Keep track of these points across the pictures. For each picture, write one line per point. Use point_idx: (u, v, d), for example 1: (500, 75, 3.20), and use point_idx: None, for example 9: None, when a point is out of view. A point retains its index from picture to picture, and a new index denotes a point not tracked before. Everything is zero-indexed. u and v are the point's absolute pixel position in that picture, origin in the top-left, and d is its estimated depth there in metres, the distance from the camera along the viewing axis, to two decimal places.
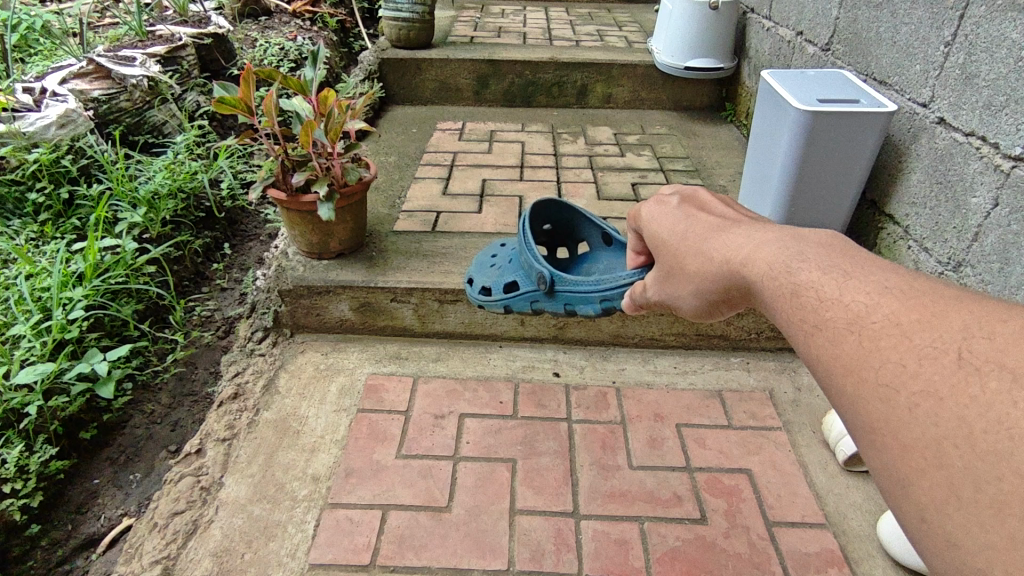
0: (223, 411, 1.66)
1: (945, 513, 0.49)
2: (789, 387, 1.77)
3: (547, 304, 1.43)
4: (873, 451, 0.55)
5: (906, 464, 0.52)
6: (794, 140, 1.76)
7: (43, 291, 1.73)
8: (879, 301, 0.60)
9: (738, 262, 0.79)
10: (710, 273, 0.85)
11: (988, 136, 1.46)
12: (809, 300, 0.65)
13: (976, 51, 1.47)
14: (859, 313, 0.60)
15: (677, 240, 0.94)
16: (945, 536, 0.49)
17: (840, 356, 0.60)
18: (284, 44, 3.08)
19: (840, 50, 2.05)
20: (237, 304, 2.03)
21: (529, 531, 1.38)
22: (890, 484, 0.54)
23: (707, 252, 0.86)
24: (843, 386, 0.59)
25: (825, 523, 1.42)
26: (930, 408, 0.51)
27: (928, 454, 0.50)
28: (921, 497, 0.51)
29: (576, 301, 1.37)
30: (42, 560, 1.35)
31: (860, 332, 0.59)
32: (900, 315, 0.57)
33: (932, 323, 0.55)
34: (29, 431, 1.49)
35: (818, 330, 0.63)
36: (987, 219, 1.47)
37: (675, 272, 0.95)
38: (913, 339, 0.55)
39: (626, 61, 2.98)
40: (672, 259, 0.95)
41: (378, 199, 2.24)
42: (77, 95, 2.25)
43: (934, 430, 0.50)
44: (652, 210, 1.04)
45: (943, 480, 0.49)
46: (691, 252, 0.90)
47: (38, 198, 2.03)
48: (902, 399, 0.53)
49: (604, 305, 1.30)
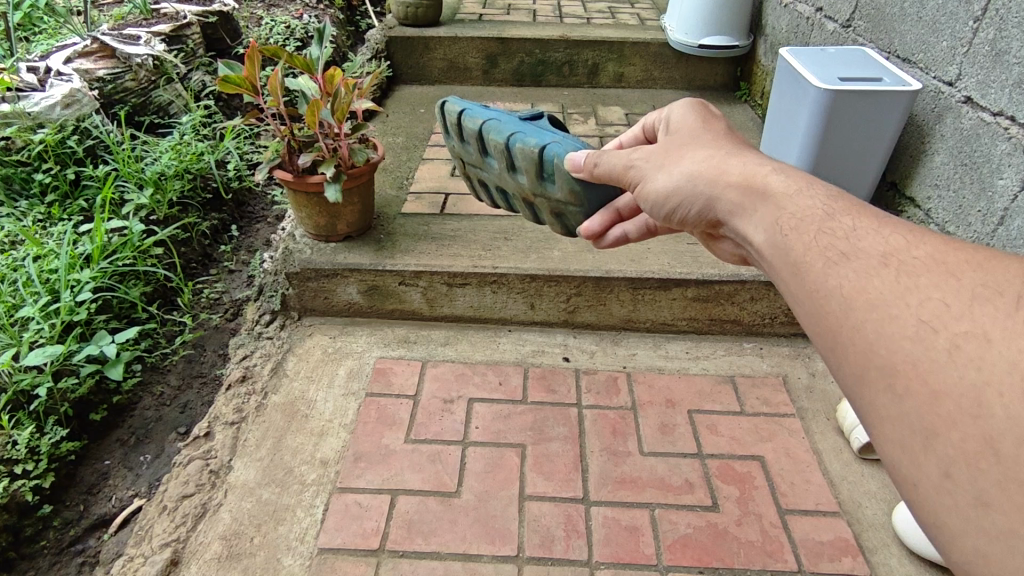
0: (231, 394, 1.66)
1: (978, 468, 0.51)
2: (803, 372, 1.75)
3: (505, 123, 1.23)
4: (890, 396, 0.57)
5: (934, 415, 0.54)
6: (811, 118, 1.72)
7: (50, 273, 1.72)
8: (917, 239, 0.65)
9: (762, 174, 0.85)
10: (725, 166, 0.89)
11: (1018, 115, 1.41)
12: (842, 226, 0.71)
13: (1007, 27, 1.42)
14: (898, 248, 0.65)
15: (706, 133, 0.98)
16: (974, 492, 0.51)
17: (866, 290, 0.63)
18: (290, 22, 3.02)
19: (862, 26, 1.99)
20: (245, 286, 2.01)
21: (539, 517, 1.37)
22: (909, 438, 0.56)
23: (736, 151, 0.91)
24: (863, 322, 0.62)
25: (839, 512, 1.40)
26: (975, 351, 0.54)
27: (964, 404, 0.52)
28: (949, 450, 0.53)
29: (529, 133, 1.21)
30: (55, 540, 1.36)
31: (896, 266, 0.63)
32: (946, 255, 0.62)
33: (983, 266, 0.59)
34: (40, 412, 1.49)
35: (845, 258, 0.67)
36: (1015, 202, 1.43)
37: (684, 151, 0.96)
38: (961, 277, 0.59)
39: (639, 38, 2.91)
40: (694, 141, 0.97)
41: (386, 180, 2.21)
42: (83, 75, 2.22)
43: (975, 374, 0.53)
44: (691, 101, 1.07)
45: (980, 433, 0.51)
46: (719, 145, 0.94)
47: (45, 179, 2.01)
48: (942, 339, 0.56)
49: (557, 147, 1.18)
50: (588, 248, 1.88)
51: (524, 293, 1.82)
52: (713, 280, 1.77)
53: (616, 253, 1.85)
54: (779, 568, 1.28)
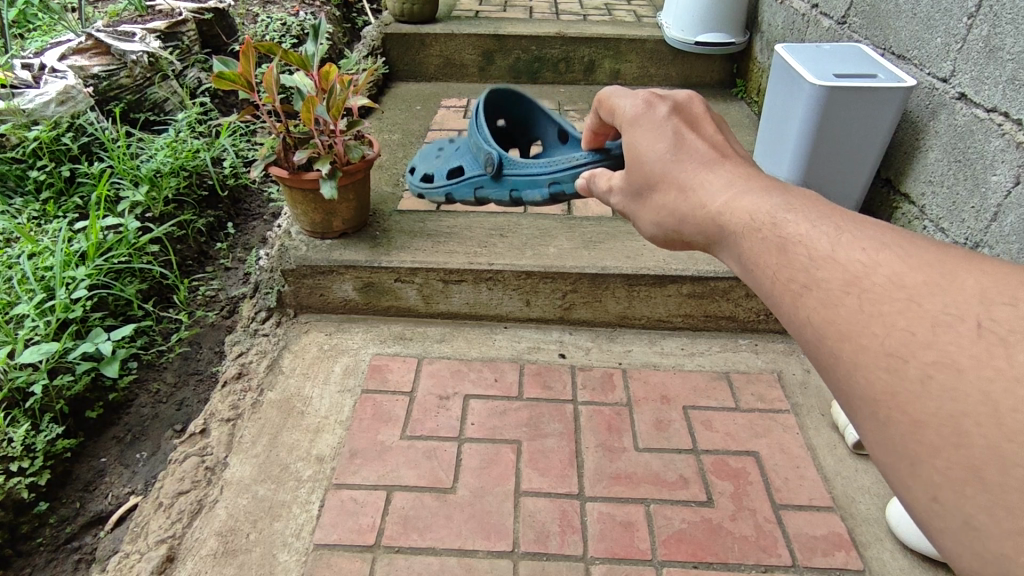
0: (227, 391, 1.66)
1: (963, 495, 0.44)
2: (798, 368, 1.75)
3: (495, 191, 1.56)
4: (871, 424, 0.51)
5: (916, 442, 0.47)
6: (806, 115, 1.72)
7: (45, 270, 1.72)
8: (876, 258, 0.55)
9: (712, 211, 0.75)
10: (680, 215, 0.81)
11: (1012, 111, 1.41)
12: (798, 258, 0.61)
13: (1000, 23, 1.42)
14: (856, 274, 0.55)
15: (655, 160, 0.88)
16: (963, 518, 0.44)
17: (833, 319, 0.55)
18: (286, 19, 3.02)
19: (856, 22, 1.99)
20: (241, 283, 2.01)
21: (534, 513, 1.37)
22: (894, 462, 0.49)
23: (684, 187, 0.81)
24: (836, 353, 0.54)
25: (832, 507, 1.40)
26: (947, 381, 0.46)
27: (944, 432, 0.46)
28: (934, 477, 0.46)
29: (524, 187, 1.49)
30: (51, 538, 1.36)
31: (859, 293, 0.54)
32: (904, 276, 0.53)
33: (943, 288, 0.51)
34: (35, 410, 1.48)
35: (809, 291, 0.58)
36: (1008, 198, 1.43)
37: (648, 196, 0.89)
38: (922, 304, 0.51)
39: (635, 35, 2.91)
40: (648, 180, 0.88)
41: (383, 177, 2.21)
42: (77, 72, 2.21)
43: (952, 405, 0.46)
44: (636, 115, 0.95)
45: (964, 461, 0.44)
46: (669, 179, 0.84)
47: (39, 176, 2.01)
48: (912, 369, 0.48)
49: (553, 188, 1.43)
50: (583, 245, 1.88)
51: (520, 290, 1.83)
52: (708, 277, 1.77)
53: (611, 249, 1.86)
54: (773, 563, 1.29)
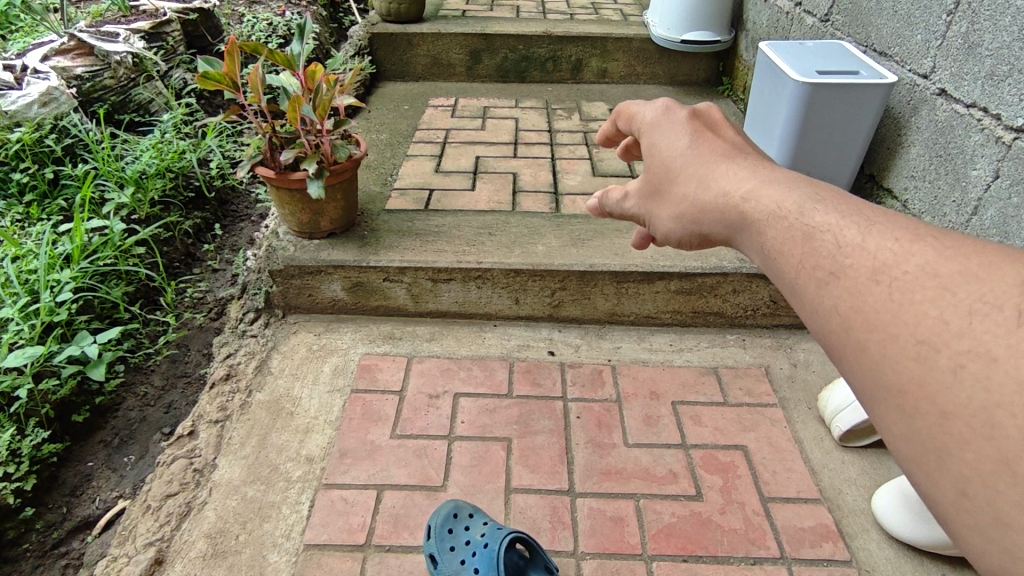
0: (215, 392, 1.65)
1: (995, 489, 0.44)
2: (786, 363, 1.77)
3: None
4: (898, 415, 0.51)
5: (944, 433, 0.47)
6: (791, 112, 1.74)
7: (30, 274, 1.70)
8: (908, 248, 0.56)
9: (734, 197, 0.74)
10: (699, 205, 0.79)
11: (991, 107, 1.43)
12: (824, 245, 0.61)
13: (979, 20, 1.44)
14: (885, 262, 0.56)
15: (674, 156, 0.86)
16: (992, 513, 0.44)
17: (861, 309, 0.55)
18: (273, 19, 3.01)
19: (839, 20, 2.01)
20: (229, 285, 1.99)
21: (525, 509, 1.38)
22: (921, 453, 0.49)
23: (705, 176, 0.80)
24: (864, 342, 0.54)
25: (820, 499, 1.42)
26: (980, 370, 0.46)
27: (976, 423, 0.46)
28: (963, 469, 0.46)
29: None
30: (37, 543, 1.34)
31: (888, 282, 0.54)
32: (936, 265, 0.54)
33: (980, 276, 0.51)
34: (20, 414, 1.47)
35: (835, 280, 0.58)
36: (988, 192, 1.45)
37: (664, 192, 0.87)
38: (955, 291, 0.51)
39: (622, 34, 2.92)
40: (666, 175, 0.87)
41: (370, 176, 2.21)
42: (60, 73, 2.18)
43: (985, 396, 0.45)
44: (656, 114, 0.94)
45: (995, 453, 0.44)
46: (689, 170, 0.83)
47: (23, 179, 1.98)
48: (944, 359, 0.48)
49: None
50: (572, 243, 1.88)
51: (509, 288, 1.83)
52: (696, 274, 1.78)
53: (598, 247, 1.87)
54: (763, 556, 1.30)
